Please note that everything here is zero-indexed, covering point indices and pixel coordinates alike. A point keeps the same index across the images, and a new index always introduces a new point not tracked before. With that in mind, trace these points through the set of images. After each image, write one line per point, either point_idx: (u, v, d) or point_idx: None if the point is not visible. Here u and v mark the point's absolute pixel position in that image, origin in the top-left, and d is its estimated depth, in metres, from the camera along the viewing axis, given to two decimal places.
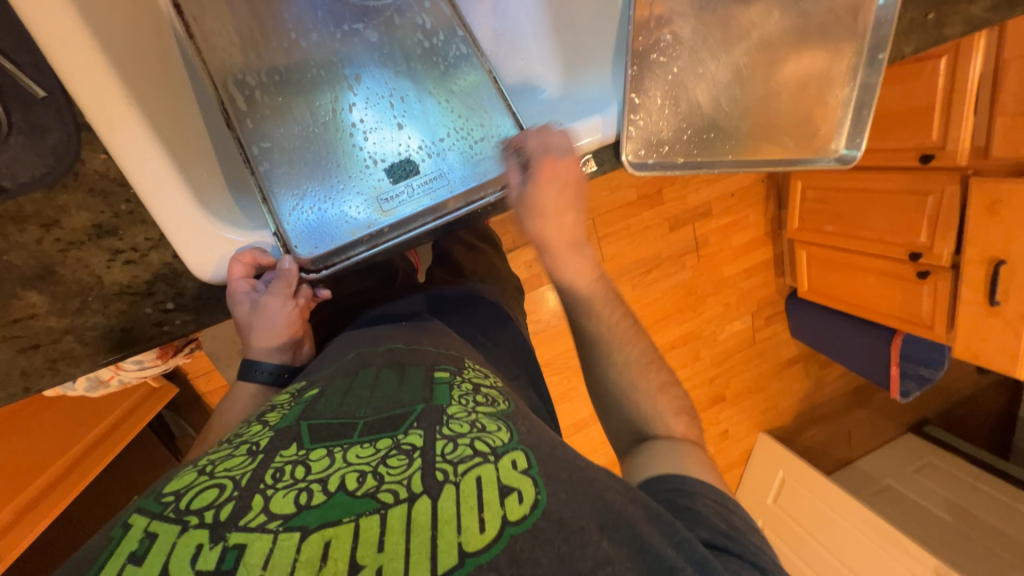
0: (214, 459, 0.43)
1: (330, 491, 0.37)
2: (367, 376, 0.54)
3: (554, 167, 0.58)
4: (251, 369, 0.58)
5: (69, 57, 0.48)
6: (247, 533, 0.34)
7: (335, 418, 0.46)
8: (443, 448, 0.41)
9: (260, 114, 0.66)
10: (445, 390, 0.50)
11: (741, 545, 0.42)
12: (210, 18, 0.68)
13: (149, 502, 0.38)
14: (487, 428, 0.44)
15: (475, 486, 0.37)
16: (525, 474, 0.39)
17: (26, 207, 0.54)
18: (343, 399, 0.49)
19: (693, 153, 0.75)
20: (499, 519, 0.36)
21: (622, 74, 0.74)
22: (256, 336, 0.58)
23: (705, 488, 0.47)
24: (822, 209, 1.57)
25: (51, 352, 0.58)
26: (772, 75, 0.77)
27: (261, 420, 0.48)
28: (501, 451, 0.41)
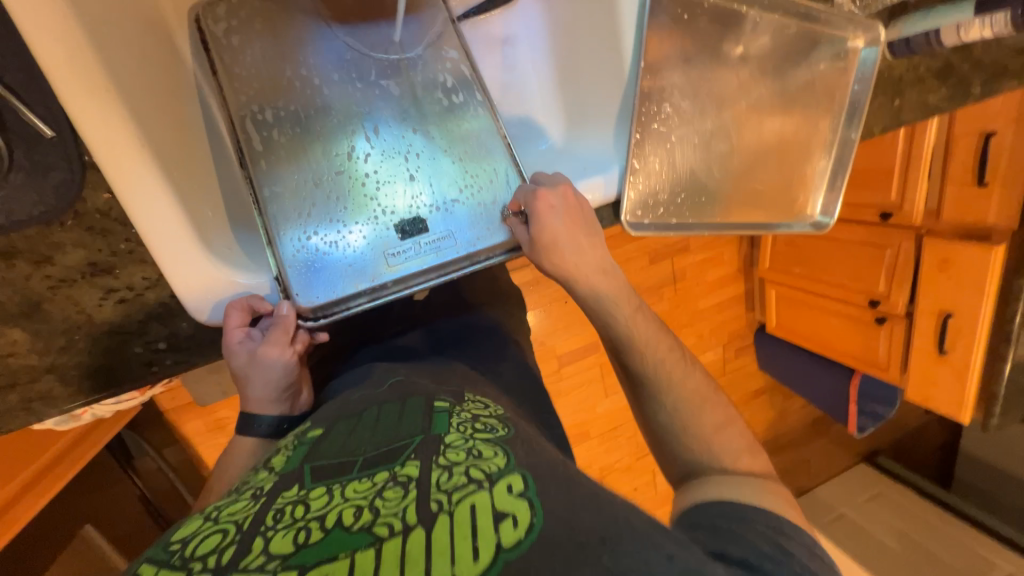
0: (220, 505, 0.44)
1: (327, 528, 0.37)
2: (371, 414, 0.54)
3: (547, 198, 0.62)
4: (251, 424, 0.59)
5: (80, 103, 0.48)
6: (246, 573, 0.34)
7: (338, 455, 0.47)
8: (439, 478, 0.41)
9: (272, 157, 0.65)
10: (445, 419, 0.50)
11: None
12: (235, 54, 0.66)
13: (157, 553, 0.39)
14: (484, 454, 0.44)
15: (470, 514, 0.37)
16: (521, 497, 0.39)
17: (18, 243, 0.52)
18: (347, 438, 0.49)
19: (685, 215, 0.80)
20: (493, 545, 0.36)
21: (624, 142, 0.78)
22: (253, 389, 0.58)
23: (735, 503, 0.44)
24: (791, 253, 1.66)
25: (29, 391, 0.55)
26: (758, 143, 0.83)
27: (267, 467, 0.48)
28: (497, 476, 0.41)
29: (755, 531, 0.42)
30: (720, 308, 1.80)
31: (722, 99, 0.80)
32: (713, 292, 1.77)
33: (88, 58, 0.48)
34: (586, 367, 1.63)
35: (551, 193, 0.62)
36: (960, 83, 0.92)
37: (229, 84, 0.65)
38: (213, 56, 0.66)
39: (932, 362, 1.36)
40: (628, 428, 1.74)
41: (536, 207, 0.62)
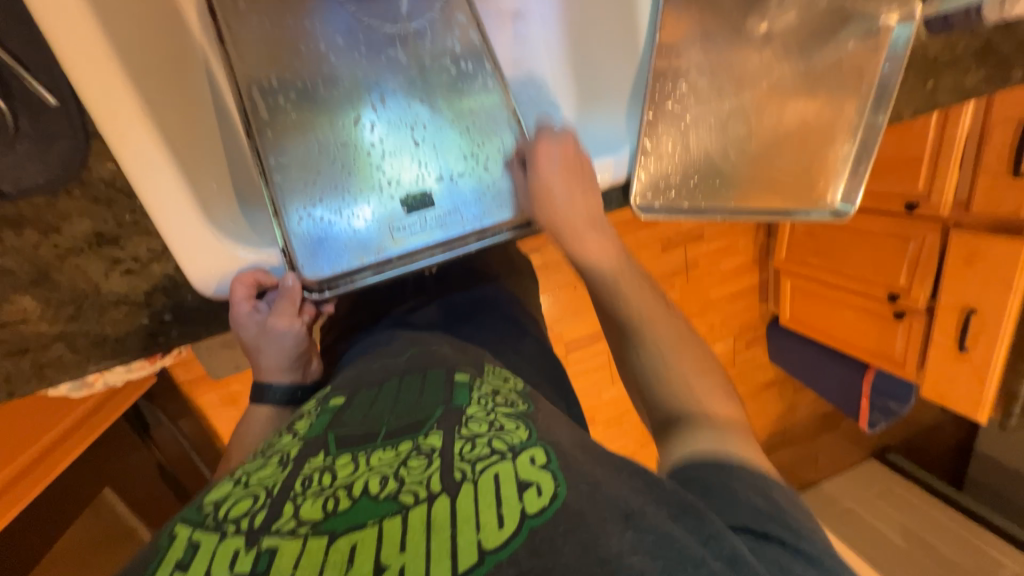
0: (248, 469, 0.45)
1: (354, 496, 0.39)
2: (391, 387, 0.54)
3: (548, 147, 0.63)
4: (263, 392, 0.60)
5: (83, 65, 0.48)
6: (279, 537, 0.36)
7: (362, 425, 0.47)
8: (463, 449, 0.42)
9: (278, 126, 0.63)
10: (466, 392, 0.51)
11: (785, 528, 0.39)
12: (240, 22, 0.64)
13: (190, 513, 0.40)
14: (505, 427, 0.44)
15: (494, 484, 0.38)
16: (543, 469, 0.39)
17: (26, 211, 0.52)
18: (368, 408, 0.50)
19: (698, 199, 0.77)
20: (518, 513, 0.36)
21: (636, 121, 0.75)
22: (266, 358, 0.60)
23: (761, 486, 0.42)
24: (809, 243, 1.60)
25: (40, 358, 0.57)
26: (778, 123, 0.79)
27: (291, 431, 0.50)
28: (520, 448, 0.41)
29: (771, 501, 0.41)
30: (732, 299, 1.76)
31: (741, 80, 0.76)
32: (726, 282, 1.73)
33: (90, 23, 0.47)
34: (592, 355, 1.62)
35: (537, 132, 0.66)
36: (1000, 65, 0.87)
37: (237, 51, 0.64)
38: (221, 23, 0.64)
39: (952, 360, 1.32)
40: (633, 416, 1.74)
41: (537, 153, 0.63)
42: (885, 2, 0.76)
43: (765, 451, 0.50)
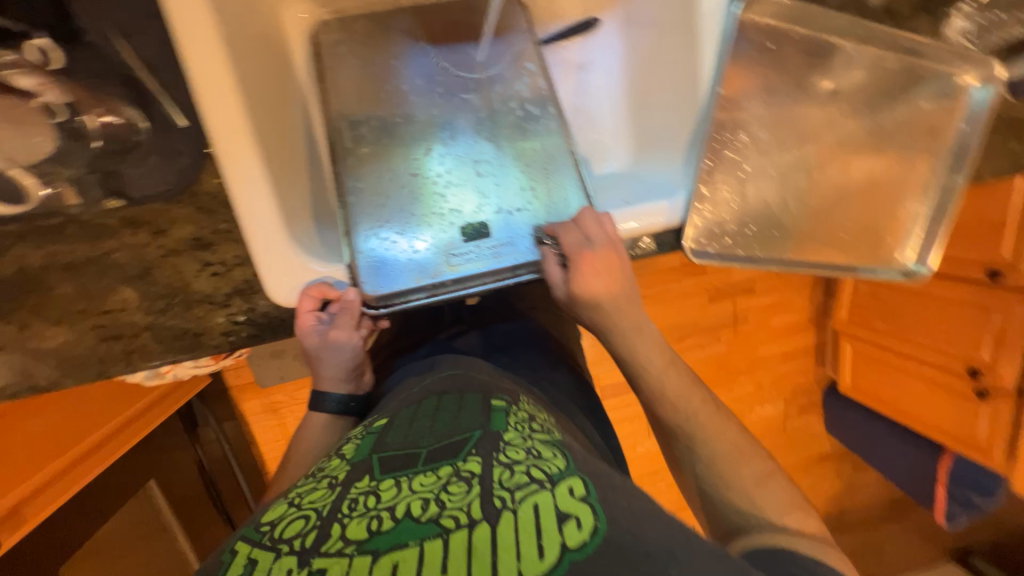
0: (302, 492, 0.47)
1: (398, 518, 0.39)
2: (429, 406, 0.55)
3: (592, 260, 0.59)
4: (321, 400, 0.64)
5: (211, 98, 0.56)
6: (328, 558, 0.37)
7: (403, 447, 0.48)
8: (501, 476, 0.42)
9: (359, 153, 0.70)
10: (502, 416, 0.51)
11: None
12: (339, 66, 0.74)
13: (251, 531, 0.43)
14: (543, 455, 0.45)
15: (533, 514, 0.38)
16: (582, 502, 0.40)
17: (143, 214, 0.59)
18: (409, 429, 0.51)
19: (753, 248, 0.75)
20: (558, 546, 0.36)
21: (693, 166, 0.74)
22: (325, 367, 0.64)
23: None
24: (873, 306, 1.49)
25: (130, 344, 0.63)
26: (843, 179, 0.77)
27: (339, 454, 0.52)
28: (557, 478, 0.42)
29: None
30: (784, 358, 1.65)
31: (804, 134, 0.75)
32: (778, 340, 1.63)
33: (219, 61, 0.56)
34: (628, 403, 1.57)
35: (594, 253, 0.60)
36: None
37: (332, 90, 0.72)
38: (322, 66, 0.73)
39: None
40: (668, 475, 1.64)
41: (581, 269, 0.59)
42: (961, 64, 0.75)
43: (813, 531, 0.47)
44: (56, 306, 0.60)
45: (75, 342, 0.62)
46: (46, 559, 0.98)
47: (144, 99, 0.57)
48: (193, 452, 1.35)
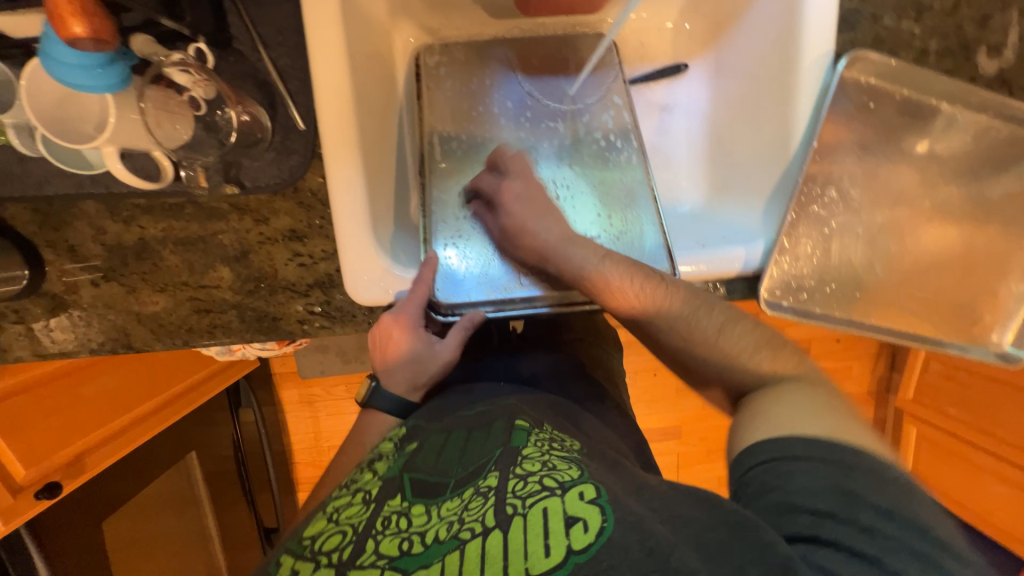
0: (338, 507, 0.48)
1: (426, 542, 0.40)
2: (460, 436, 0.53)
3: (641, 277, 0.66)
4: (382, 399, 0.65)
5: (332, 103, 0.61)
6: (360, 571, 0.40)
7: (433, 474, 0.48)
8: (515, 486, 0.42)
9: (444, 169, 0.75)
10: (524, 434, 0.50)
11: (845, 521, 0.38)
12: (438, 87, 0.78)
13: (293, 545, 0.46)
14: (558, 463, 0.45)
15: (542, 517, 0.39)
16: (592, 505, 0.39)
17: (251, 203, 0.65)
18: (439, 453, 0.51)
19: (831, 307, 0.72)
20: (564, 547, 0.37)
21: (776, 215, 0.71)
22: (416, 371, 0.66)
23: (898, 506, 0.39)
24: (943, 387, 1.36)
25: (216, 319, 0.68)
26: (937, 247, 0.73)
27: (371, 468, 0.52)
28: (569, 484, 0.42)
29: (907, 515, 0.38)
30: None
31: (899, 196, 0.72)
32: None
33: (342, 73, 0.61)
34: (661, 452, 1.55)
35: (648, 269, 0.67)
36: None
37: (429, 108, 0.77)
38: (423, 86, 0.78)
39: None
40: None
41: None
42: None
43: (861, 431, 0.45)
44: (162, 276, 0.66)
45: (171, 310, 0.67)
46: (96, 512, 1.03)
47: (273, 101, 0.63)
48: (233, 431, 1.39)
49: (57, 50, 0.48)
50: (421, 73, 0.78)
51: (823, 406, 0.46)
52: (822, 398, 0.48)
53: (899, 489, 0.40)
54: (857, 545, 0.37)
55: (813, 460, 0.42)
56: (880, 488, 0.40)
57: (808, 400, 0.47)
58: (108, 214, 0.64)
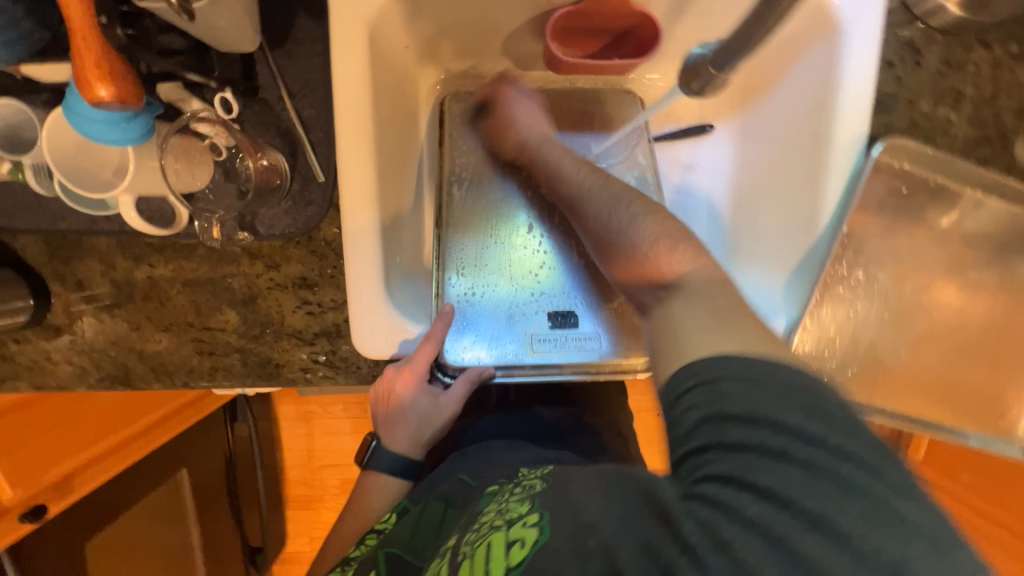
0: (332, 573, 0.59)
1: None
2: (434, 511, 0.56)
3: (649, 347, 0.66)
4: (377, 458, 0.68)
5: (353, 155, 0.60)
6: None
7: (404, 552, 0.54)
8: (469, 534, 0.45)
9: (458, 218, 0.72)
10: (494, 493, 0.49)
11: (754, 457, 0.35)
12: (460, 130, 0.76)
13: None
14: (512, 500, 0.45)
15: (486, 550, 0.41)
16: (529, 529, 0.40)
17: (264, 248, 0.64)
18: (415, 530, 0.55)
19: (853, 391, 0.69)
20: (501, 568, 0.39)
21: (799, 290, 0.69)
22: (412, 429, 0.66)
23: (782, 410, 0.36)
24: None
25: (218, 362, 0.66)
26: (965, 334, 0.71)
27: (363, 542, 0.61)
28: (513, 518, 0.42)
29: (795, 416, 0.35)
30: None
31: (927, 280, 0.70)
32: None
33: (367, 127, 0.60)
34: None
35: None
36: None
37: (451, 152, 0.75)
38: (446, 131, 0.77)
39: None
40: None
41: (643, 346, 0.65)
42: None
43: (749, 333, 0.42)
44: (167, 314, 0.65)
45: (173, 350, 0.66)
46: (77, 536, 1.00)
47: (295, 152, 0.62)
48: (224, 433, 1.33)
49: (81, 105, 0.49)
50: (444, 117, 0.77)
51: (706, 319, 0.45)
52: (710, 309, 0.46)
53: (798, 394, 0.36)
54: (742, 470, 0.35)
55: (691, 390, 0.40)
56: (789, 410, 0.35)
57: (690, 318, 0.46)
58: (119, 251, 0.63)
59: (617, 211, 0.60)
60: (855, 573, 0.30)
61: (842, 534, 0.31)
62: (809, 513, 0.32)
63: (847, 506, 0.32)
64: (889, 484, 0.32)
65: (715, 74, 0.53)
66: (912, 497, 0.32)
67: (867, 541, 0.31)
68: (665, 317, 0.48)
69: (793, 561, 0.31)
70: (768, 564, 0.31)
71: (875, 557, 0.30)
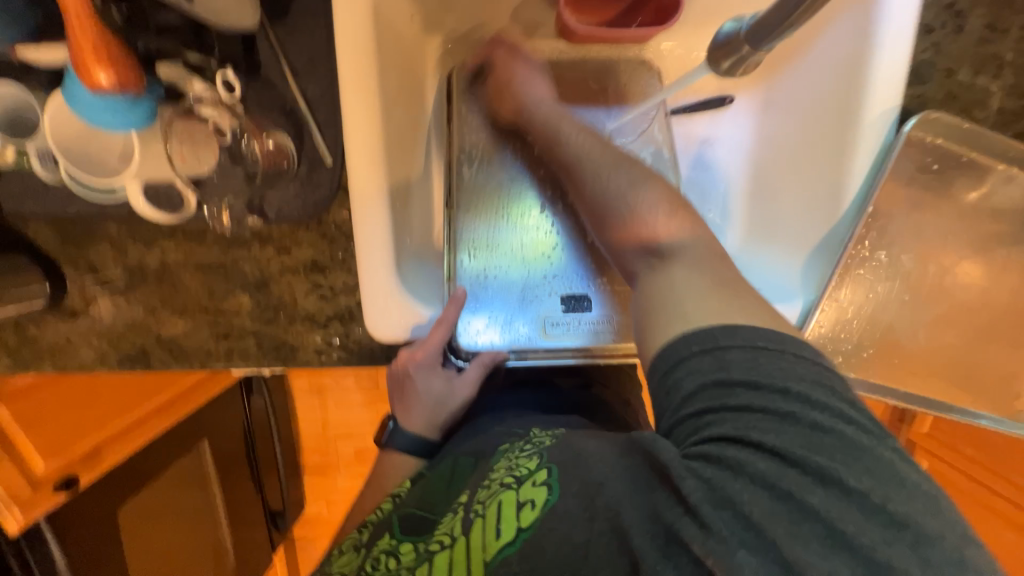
0: (343, 548, 0.58)
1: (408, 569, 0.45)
2: (450, 469, 0.60)
3: None
4: (395, 438, 0.69)
5: (362, 136, 0.58)
6: None
7: (420, 510, 0.55)
8: (479, 493, 0.45)
9: (467, 199, 0.70)
10: (505, 450, 0.49)
11: (755, 416, 0.37)
12: (467, 104, 0.72)
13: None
14: (521, 459, 0.44)
15: (496, 511, 0.41)
16: (540, 487, 0.40)
17: (273, 232, 0.63)
18: (431, 489, 0.58)
19: (868, 373, 0.68)
20: (513, 527, 0.39)
21: (817, 273, 0.67)
22: (429, 414, 0.68)
23: (786, 378, 0.38)
24: None
25: (234, 345, 0.67)
26: (987, 316, 0.69)
27: (375, 514, 0.61)
28: (524, 477, 0.42)
29: (799, 383, 0.38)
30: None
31: (952, 261, 0.68)
32: None
33: (376, 106, 0.58)
34: None
35: None
36: None
37: (460, 128, 0.72)
38: (453, 105, 0.73)
39: None
40: None
41: None
42: None
43: (743, 301, 0.44)
44: (182, 299, 0.65)
45: (189, 334, 0.66)
46: None
47: (301, 133, 0.61)
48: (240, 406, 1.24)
49: (82, 92, 0.50)
50: (451, 91, 0.73)
51: (706, 287, 0.46)
52: (709, 276, 0.47)
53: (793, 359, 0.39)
54: (748, 432, 0.36)
55: (696, 358, 0.41)
56: (788, 373, 0.38)
57: (692, 287, 0.46)
58: (130, 236, 0.64)
59: (616, 167, 0.58)
60: (860, 522, 0.33)
61: (846, 487, 0.34)
62: (813, 469, 0.34)
63: (846, 460, 0.34)
64: (882, 442, 0.36)
65: (749, 52, 0.54)
66: (898, 454, 0.36)
67: (865, 491, 0.33)
68: (661, 282, 0.48)
69: (798, 513, 0.33)
70: (778, 518, 0.33)
71: (876, 506, 0.33)
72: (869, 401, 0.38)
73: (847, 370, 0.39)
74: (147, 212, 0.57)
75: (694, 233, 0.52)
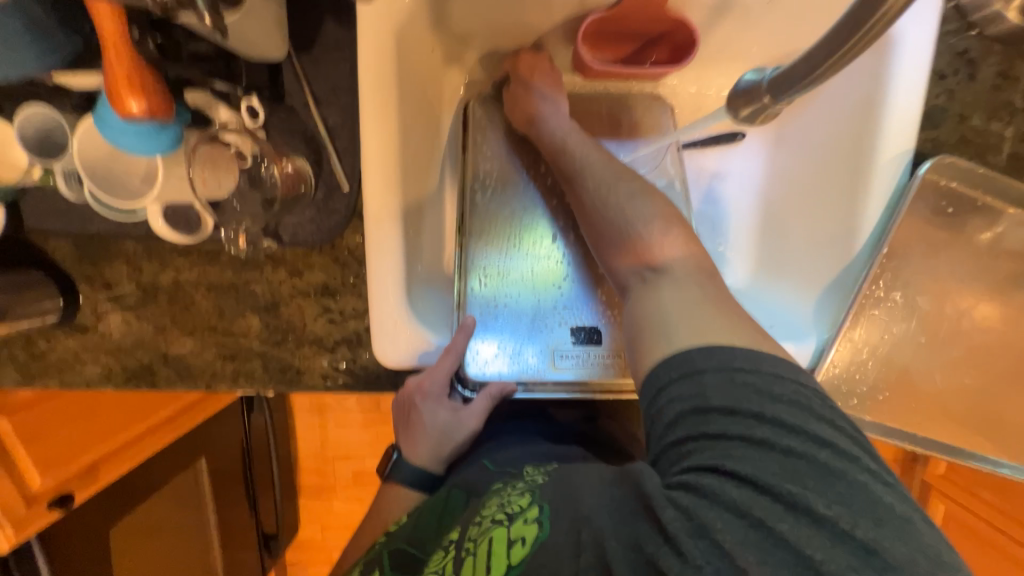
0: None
1: None
2: (440, 500, 0.58)
3: None
4: (398, 469, 0.68)
5: (379, 164, 0.59)
6: None
7: (410, 544, 0.55)
8: (471, 530, 0.43)
9: (478, 228, 0.70)
10: (502, 488, 0.47)
11: (732, 442, 0.37)
12: (481, 134, 0.73)
13: None
14: (514, 494, 0.43)
15: (487, 549, 0.40)
16: (532, 524, 0.39)
17: (287, 255, 0.64)
18: (421, 521, 0.57)
19: (884, 416, 0.66)
20: (503, 565, 0.38)
21: (830, 310, 0.66)
22: (435, 446, 0.67)
23: (761, 403, 0.38)
24: None
25: (240, 366, 0.66)
26: (1007, 361, 0.67)
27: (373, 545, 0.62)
28: (516, 513, 0.41)
29: (774, 407, 0.38)
30: None
31: (969, 304, 0.67)
32: None
33: (395, 137, 0.60)
34: None
35: None
36: None
37: (474, 157, 0.72)
38: (467, 135, 0.73)
39: None
40: None
41: None
42: None
43: (743, 325, 0.44)
44: (192, 318, 0.66)
45: (196, 354, 0.66)
46: None
47: (320, 160, 0.62)
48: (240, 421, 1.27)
49: (112, 117, 0.52)
50: (466, 121, 0.74)
51: (705, 310, 0.46)
52: (716, 306, 0.47)
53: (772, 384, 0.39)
54: (723, 459, 0.36)
55: (675, 384, 0.41)
56: (764, 398, 0.38)
57: (681, 307, 0.46)
58: (145, 254, 0.64)
59: (615, 189, 0.58)
60: (834, 549, 0.32)
61: (817, 513, 0.33)
62: (785, 496, 0.34)
63: (820, 487, 0.34)
64: (856, 465, 0.35)
65: (769, 102, 0.59)
66: (874, 476, 0.35)
67: (841, 519, 0.33)
68: (653, 307, 0.48)
69: (773, 541, 0.33)
70: (747, 545, 0.33)
71: (851, 534, 0.32)
72: (846, 424, 0.38)
73: (822, 393, 0.39)
74: (158, 228, 0.58)
75: (687, 254, 0.52)
